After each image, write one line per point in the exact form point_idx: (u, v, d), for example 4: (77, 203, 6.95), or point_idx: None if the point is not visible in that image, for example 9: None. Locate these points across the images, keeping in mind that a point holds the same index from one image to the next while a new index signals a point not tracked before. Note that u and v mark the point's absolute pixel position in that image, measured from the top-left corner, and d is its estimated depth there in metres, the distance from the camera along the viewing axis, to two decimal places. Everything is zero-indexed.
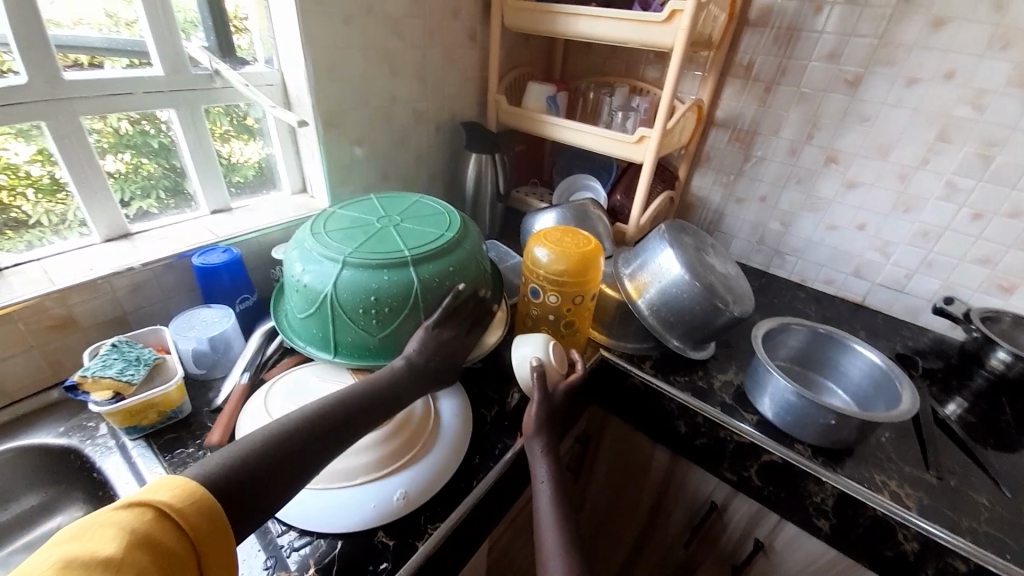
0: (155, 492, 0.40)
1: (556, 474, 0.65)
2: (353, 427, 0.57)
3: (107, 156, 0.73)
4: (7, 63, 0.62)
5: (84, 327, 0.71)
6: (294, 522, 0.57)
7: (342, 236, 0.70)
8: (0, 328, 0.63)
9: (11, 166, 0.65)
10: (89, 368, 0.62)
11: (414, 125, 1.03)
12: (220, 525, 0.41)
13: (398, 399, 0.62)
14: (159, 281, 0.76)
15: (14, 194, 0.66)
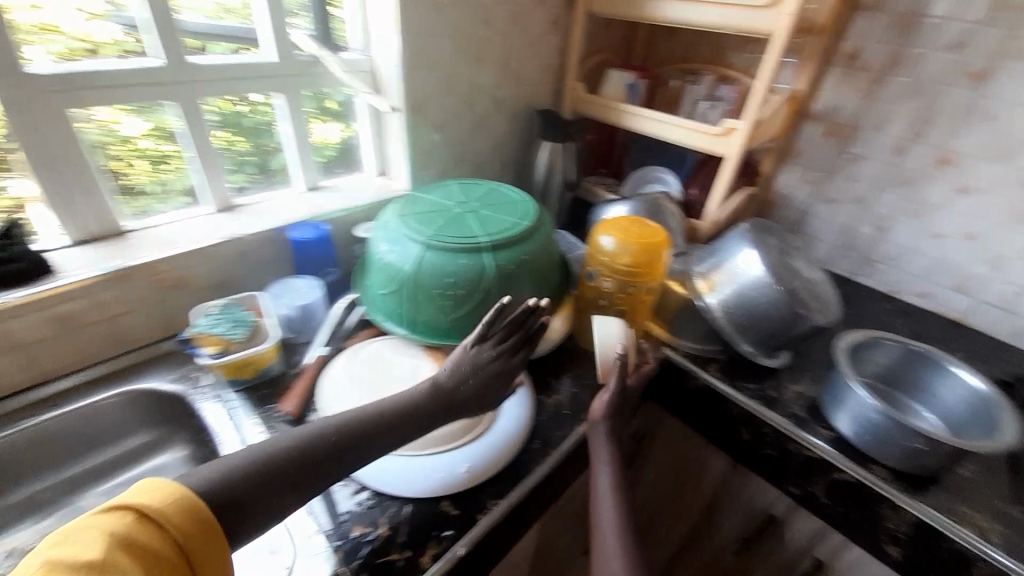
0: (136, 493, 0.40)
1: (619, 470, 0.66)
2: (396, 429, 0.58)
3: (216, 134, 0.81)
4: (128, 45, 0.70)
5: (195, 287, 0.79)
6: (369, 483, 0.62)
7: (424, 219, 0.73)
8: (133, 284, 0.73)
9: (127, 139, 0.73)
10: (202, 325, 0.71)
11: (492, 111, 1.05)
12: (207, 527, 0.42)
13: (432, 415, 0.61)
14: (259, 251, 0.83)
15: (128, 164, 0.75)
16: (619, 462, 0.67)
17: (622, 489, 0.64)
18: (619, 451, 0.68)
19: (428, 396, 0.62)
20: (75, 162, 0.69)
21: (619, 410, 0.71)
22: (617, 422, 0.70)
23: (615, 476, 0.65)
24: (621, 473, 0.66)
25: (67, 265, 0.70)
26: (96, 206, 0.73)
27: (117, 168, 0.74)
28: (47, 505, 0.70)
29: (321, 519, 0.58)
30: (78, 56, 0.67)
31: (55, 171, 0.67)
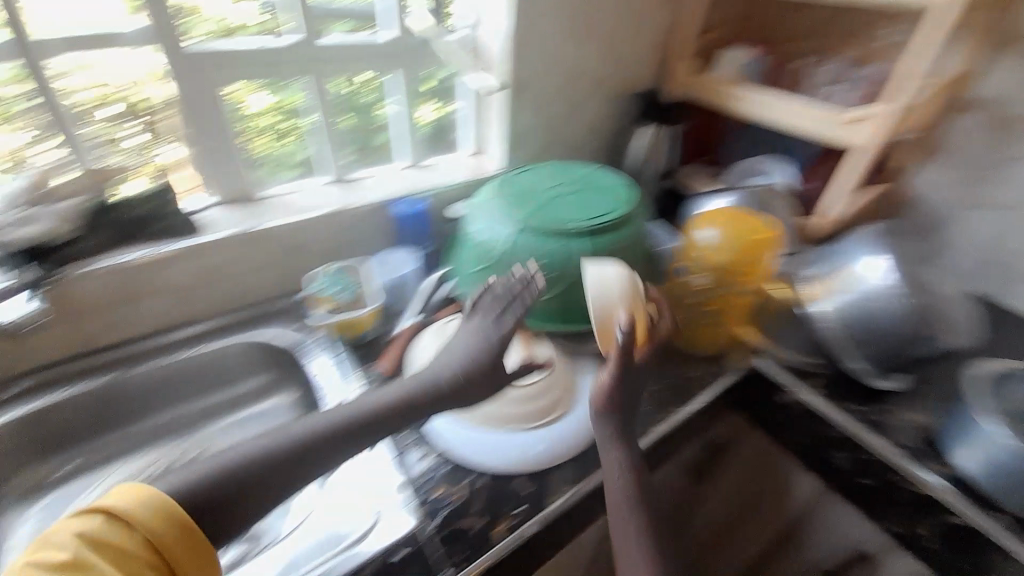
0: (116, 495, 0.44)
1: (638, 475, 0.60)
2: (367, 429, 0.56)
3: (339, 111, 0.89)
4: (271, 27, 0.79)
5: (309, 253, 0.87)
6: (447, 450, 0.64)
7: (521, 201, 0.74)
8: (262, 246, 0.81)
9: (264, 113, 0.83)
10: (317, 287, 0.83)
11: (590, 93, 1.02)
12: (180, 531, 0.45)
13: (404, 417, 0.58)
14: (364, 222, 0.89)
15: (261, 134, 0.84)
16: (637, 466, 0.60)
17: (645, 497, 0.58)
18: (638, 453, 0.61)
19: (405, 396, 0.59)
20: (217, 132, 0.79)
21: (629, 406, 0.63)
22: (630, 422, 0.63)
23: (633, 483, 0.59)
24: (642, 481, 0.59)
25: (209, 224, 0.79)
26: (233, 175, 0.82)
27: (248, 143, 0.83)
28: (179, 430, 0.81)
29: (408, 475, 0.62)
30: (223, 36, 0.75)
31: (205, 139, 0.78)
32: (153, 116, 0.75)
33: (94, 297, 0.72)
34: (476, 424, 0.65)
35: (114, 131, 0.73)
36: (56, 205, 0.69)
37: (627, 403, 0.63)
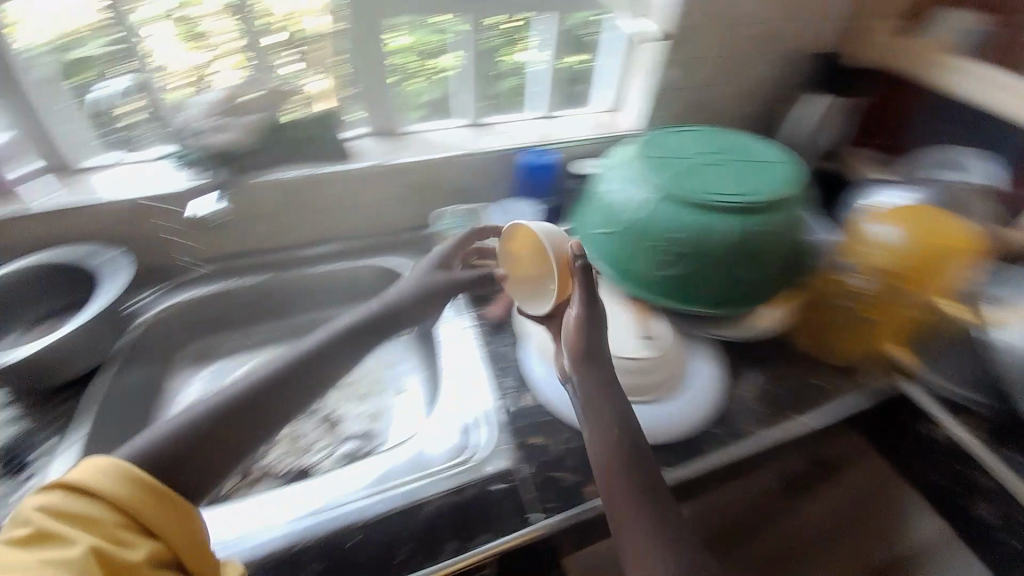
0: (82, 470, 0.40)
1: (621, 433, 0.52)
2: (331, 353, 0.60)
3: (491, 53, 0.93)
4: None
5: (438, 191, 0.91)
6: (549, 403, 0.64)
7: (662, 166, 0.68)
8: (399, 178, 0.86)
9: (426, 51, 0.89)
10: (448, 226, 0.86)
11: (749, 54, 0.93)
12: (157, 501, 0.41)
13: (363, 337, 0.63)
14: (491, 169, 0.91)
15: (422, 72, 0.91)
16: (619, 422, 0.53)
17: (635, 455, 0.51)
18: (622, 410, 0.54)
19: (367, 320, 0.64)
20: (377, 70, 0.85)
21: (601, 357, 0.57)
22: (603, 373, 0.56)
23: (613, 441, 0.52)
24: (626, 439, 0.52)
25: (360, 152, 0.87)
26: (386, 109, 0.89)
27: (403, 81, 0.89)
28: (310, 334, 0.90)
29: (508, 417, 0.63)
30: None
31: (365, 76, 0.85)
32: (307, 46, 0.80)
33: (262, 205, 0.82)
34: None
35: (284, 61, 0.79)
36: (240, 121, 0.76)
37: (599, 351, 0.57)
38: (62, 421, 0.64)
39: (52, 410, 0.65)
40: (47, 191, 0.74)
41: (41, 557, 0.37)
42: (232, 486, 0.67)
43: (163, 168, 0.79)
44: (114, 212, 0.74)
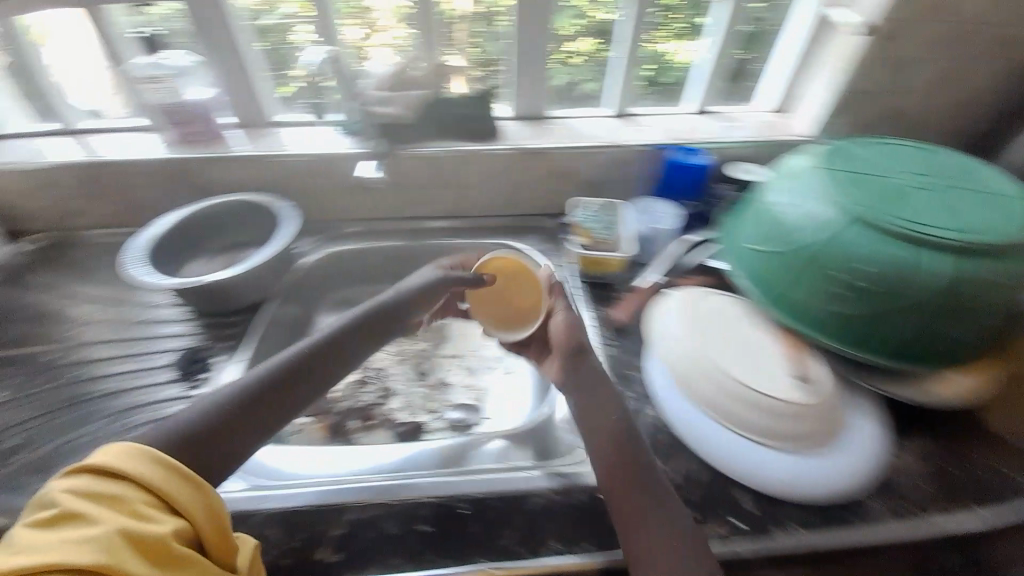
0: (108, 450, 0.35)
1: (594, 406, 0.55)
2: (359, 338, 0.57)
3: (653, 40, 0.88)
4: None
5: (574, 180, 0.89)
6: (673, 425, 0.60)
7: (853, 186, 0.61)
8: (538, 163, 0.86)
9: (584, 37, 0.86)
10: (581, 217, 0.79)
11: (976, 58, 0.77)
12: (185, 482, 0.35)
13: (388, 317, 0.60)
14: (633, 163, 0.87)
15: (577, 59, 0.89)
16: (594, 395, 0.56)
17: (604, 424, 0.53)
18: (602, 386, 0.57)
19: (397, 299, 0.62)
20: (538, 53, 0.84)
21: (584, 346, 0.61)
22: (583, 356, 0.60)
23: (585, 412, 0.55)
24: (597, 409, 0.55)
25: (505, 134, 0.88)
26: (537, 94, 0.89)
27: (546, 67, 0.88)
28: None
29: None
30: None
31: (524, 58, 0.84)
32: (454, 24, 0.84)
33: (410, 176, 0.86)
34: (711, 419, 0.58)
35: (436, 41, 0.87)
36: (404, 94, 0.82)
37: (580, 341, 0.62)
38: (232, 341, 0.73)
39: (222, 331, 0.75)
40: (240, 142, 0.85)
41: (64, 536, 0.31)
42: (353, 427, 0.75)
43: (331, 133, 0.87)
44: (289, 166, 0.83)
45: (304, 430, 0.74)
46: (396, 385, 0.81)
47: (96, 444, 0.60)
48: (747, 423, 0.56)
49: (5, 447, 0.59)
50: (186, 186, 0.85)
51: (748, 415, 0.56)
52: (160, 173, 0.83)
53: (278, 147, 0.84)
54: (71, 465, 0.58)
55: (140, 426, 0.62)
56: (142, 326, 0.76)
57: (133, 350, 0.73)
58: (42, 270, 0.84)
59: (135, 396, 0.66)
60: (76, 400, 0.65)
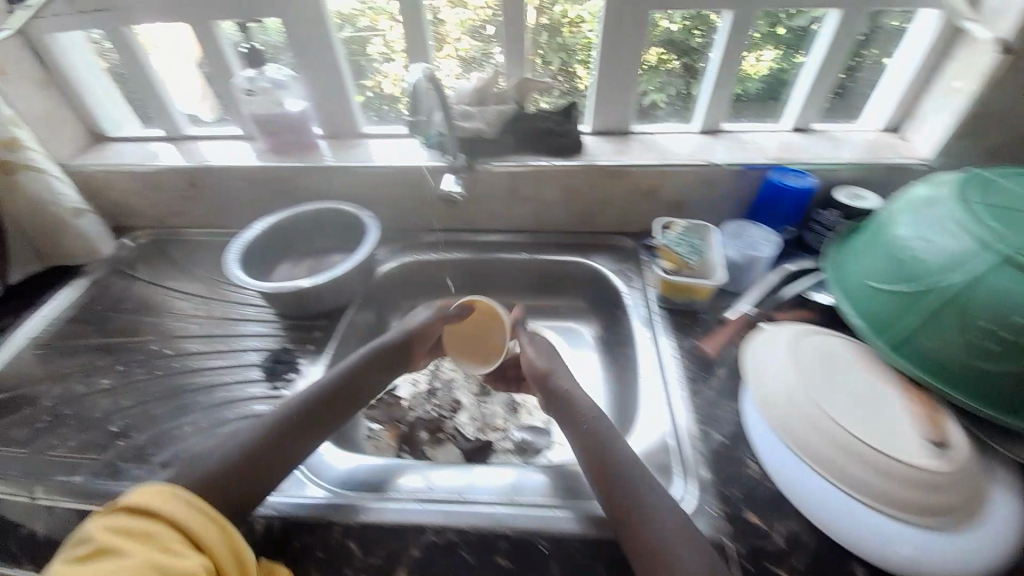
0: (144, 492, 0.41)
1: (589, 432, 0.57)
2: (371, 372, 0.65)
3: (750, 56, 0.83)
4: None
5: (657, 199, 0.85)
6: (775, 477, 0.54)
7: (1006, 221, 0.53)
8: (620, 180, 0.83)
9: (676, 51, 0.83)
10: (667, 240, 0.73)
11: None
12: (208, 520, 0.42)
13: (395, 355, 0.68)
14: (724, 184, 0.82)
15: (665, 73, 0.85)
16: (585, 423, 0.58)
17: (599, 449, 0.54)
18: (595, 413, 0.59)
19: (402, 338, 0.69)
20: (627, 66, 0.81)
21: (559, 378, 0.66)
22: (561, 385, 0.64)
23: (583, 437, 0.57)
24: (591, 434, 0.56)
25: (587, 148, 0.85)
26: (623, 108, 0.86)
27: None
28: None
29: (715, 478, 0.55)
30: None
31: (610, 72, 0.82)
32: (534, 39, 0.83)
33: (488, 189, 0.86)
34: (818, 475, 0.52)
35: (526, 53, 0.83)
36: (490, 108, 0.82)
37: (551, 372, 0.67)
38: (313, 346, 0.75)
39: (305, 335, 0.77)
40: (329, 152, 0.89)
41: (111, 567, 0.36)
42: (422, 439, 0.74)
43: (412, 144, 0.89)
44: (373, 176, 0.85)
45: (375, 437, 0.75)
46: (464, 399, 0.80)
47: (191, 436, 0.62)
48: (850, 476, 0.51)
49: (113, 429, 0.64)
50: (277, 192, 0.89)
51: (852, 467, 0.51)
52: (256, 179, 0.87)
53: (364, 157, 0.86)
54: (169, 455, 0.60)
55: (231, 423, 0.64)
56: (235, 325, 0.80)
57: (225, 347, 0.76)
58: (146, 266, 0.91)
59: (227, 392, 0.69)
60: (174, 391, 0.68)
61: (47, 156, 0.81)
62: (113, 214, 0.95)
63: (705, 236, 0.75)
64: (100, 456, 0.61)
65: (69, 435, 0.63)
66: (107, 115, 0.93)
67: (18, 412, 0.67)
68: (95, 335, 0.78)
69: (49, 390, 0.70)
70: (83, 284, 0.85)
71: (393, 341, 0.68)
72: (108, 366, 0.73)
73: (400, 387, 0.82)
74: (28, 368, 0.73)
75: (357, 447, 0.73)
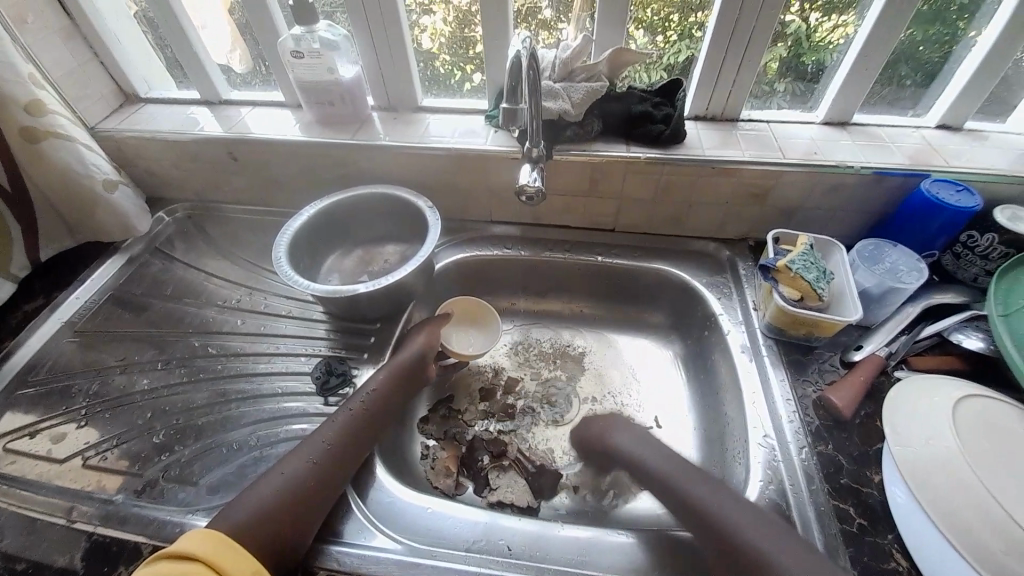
0: (188, 539, 0.43)
1: (682, 495, 0.53)
2: (395, 395, 0.62)
3: (908, 34, 0.66)
4: None
5: (766, 205, 0.72)
6: (927, 571, 0.46)
7: None
8: (726, 180, 0.69)
9: (808, 29, 0.69)
10: (794, 261, 0.62)
11: None
12: (244, 560, 0.43)
13: (415, 375, 0.65)
14: (853, 193, 0.68)
15: (789, 52, 0.71)
16: (658, 474, 0.57)
17: (702, 514, 0.50)
18: (689, 478, 0.54)
19: (422, 350, 0.67)
20: (751, 42, 0.66)
21: (616, 440, 0.63)
22: (621, 450, 0.62)
23: (681, 508, 0.53)
24: (689, 504, 0.52)
25: (689, 138, 0.72)
26: (736, 90, 0.72)
27: (649, 38, 0.75)
28: (563, 322, 0.84)
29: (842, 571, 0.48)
30: None
31: (722, 49, 0.67)
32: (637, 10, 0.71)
33: (565, 182, 0.74)
34: (970, 566, 0.42)
35: (628, 19, 0.69)
36: (579, 84, 0.69)
37: (610, 440, 0.64)
38: (372, 356, 0.69)
39: (364, 343, 0.70)
40: (385, 127, 0.78)
41: None
42: (484, 464, 0.68)
43: (479, 122, 0.77)
44: (436, 160, 0.74)
45: (432, 457, 0.69)
46: (527, 420, 0.74)
47: (238, 455, 0.60)
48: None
49: (153, 444, 0.60)
50: (326, 171, 0.80)
51: (1014, 562, 0.40)
52: (301, 156, 0.77)
53: (424, 137, 0.75)
54: (216, 478, 0.57)
55: (281, 443, 0.61)
56: (280, 321, 0.75)
57: (267, 348, 0.72)
58: (184, 245, 0.84)
59: (274, 405, 0.65)
60: (220, 399, 0.66)
61: (75, 120, 0.72)
62: (148, 184, 0.86)
63: (829, 255, 0.67)
64: (144, 471, 0.57)
65: (111, 440, 0.60)
66: (135, 70, 0.83)
67: (57, 410, 0.62)
68: (133, 324, 0.73)
69: (87, 382, 0.66)
70: (119, 261, 0.77)
71: (406, 361, 0.65)
72: (154, 363, 0.69)
73: (457, 398, 0.76)
74: (66, 356, 0.67)
75: (413, 469, 0.67)
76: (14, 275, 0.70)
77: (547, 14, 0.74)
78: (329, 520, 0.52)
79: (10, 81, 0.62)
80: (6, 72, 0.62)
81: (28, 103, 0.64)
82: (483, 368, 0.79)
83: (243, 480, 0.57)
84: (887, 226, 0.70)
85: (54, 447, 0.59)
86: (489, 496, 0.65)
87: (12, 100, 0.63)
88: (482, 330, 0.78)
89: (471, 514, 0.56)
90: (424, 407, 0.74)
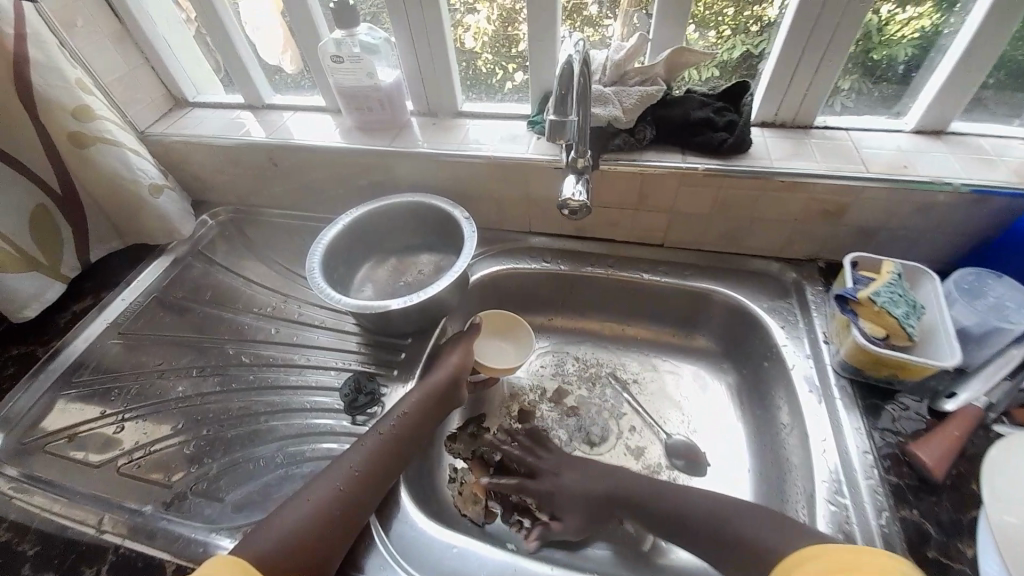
0: (210, 565, 0.41)
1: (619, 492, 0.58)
2: (426, 421, 0.59)
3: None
4: None
5: (841, 224, 0.64)
6: None
7: None
8: (795, 196, 0.62)
9: (890, 22, 0.60)
10: (880, 294, 0.54)
11: None
12: None
13: (447, 399, 0.62)
14: (949, 214, 0.59)
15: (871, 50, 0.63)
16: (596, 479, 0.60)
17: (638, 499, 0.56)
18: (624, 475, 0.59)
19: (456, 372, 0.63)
20: (832, 38, 0.58)
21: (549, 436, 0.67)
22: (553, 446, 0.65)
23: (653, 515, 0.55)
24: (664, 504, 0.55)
25: (755, 148, 0.65)
26: (810, 95, 0.64)
27: (700, 34, 0.67)
28: (602, 342, 0.79)
29: None
30: None
31: (796, 47, 0.60)
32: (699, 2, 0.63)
33: (612, 194, 0.69)
34: None
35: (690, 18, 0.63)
36: (632, 89, 0.64)
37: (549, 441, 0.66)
38: (402, 374, 0.66)
39: (394, 359, 0.68)
40: (423, 134, 0.75)
41: None
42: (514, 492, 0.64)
43: (521, 128, 0.73)
44: (474, 167, 0.70)
45: (460, 481, 0.65)
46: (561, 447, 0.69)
47: (264, 474, 0.59)
48: None
49: (185, 454, 0.60)
50: (360, 178, 0.78)
51: None
52: (337, 161, 0.75)
53: (462, 143, 0.71)
54: (242, 495, 0.56)
55: (307, 462, 0.60)
56: (314, 332, 0.73)
57: (297, 359, 0.71)
58: (226, 246, 0.85)
59: (302, 421, 0.64)
60: (251, 411, 0.65)
61: (124, 126, 0.73)
62: (193, 188, 0.87)
63: (919, 284, 0.59)
64: (171, 485, 0.57)
65: (144, 449, 0.60)
66: (184, 74, 0.84)
67: (97, 414, 0.63)
68: (172, 327, 0.73)
69: (128, 384, 0.67)
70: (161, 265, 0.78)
71: (440, 384, 0.61)
72: (189, 369, 0.69)
73: (489, 419, 0.72)
74: (110, 358, 0.68)
75: (440, 494, 0.63)
76: (65, 276, 0.72)
77: (594, 10, 0.69)
78: (352, 556, 0.50)
79: (55, 86, 0.63)
80: (53, 78, 0.62)
81: (76, 109, 0.65)
82: (516, 388, 0.75)
83: (267, 501, 0.56)
84: (988, 253, 0.60)
85: (91, 453, 0.59)
86: (520, 526, 0.61)
87: (60, 107, 0.64)
88: (517, 342, 0.74)
89: (496, 555, 0.52)
90: (453, 425, 0.71)
